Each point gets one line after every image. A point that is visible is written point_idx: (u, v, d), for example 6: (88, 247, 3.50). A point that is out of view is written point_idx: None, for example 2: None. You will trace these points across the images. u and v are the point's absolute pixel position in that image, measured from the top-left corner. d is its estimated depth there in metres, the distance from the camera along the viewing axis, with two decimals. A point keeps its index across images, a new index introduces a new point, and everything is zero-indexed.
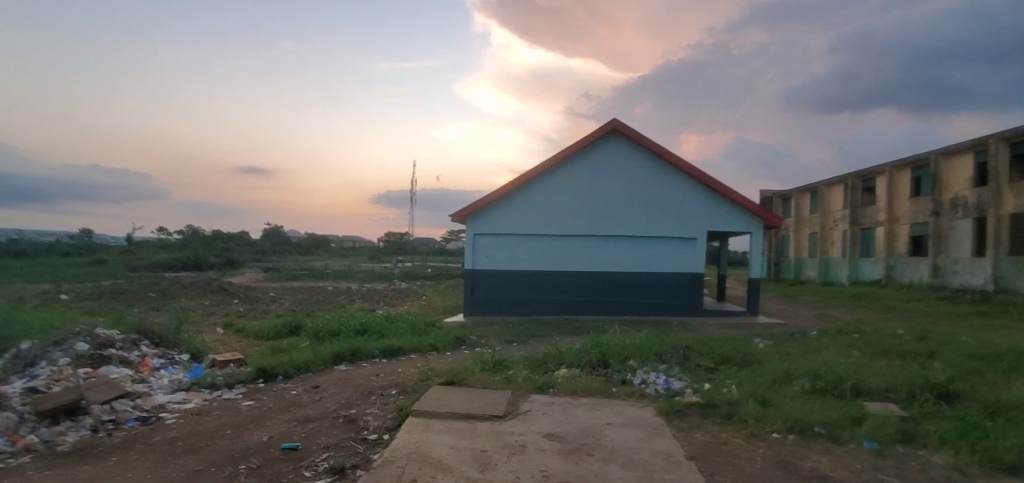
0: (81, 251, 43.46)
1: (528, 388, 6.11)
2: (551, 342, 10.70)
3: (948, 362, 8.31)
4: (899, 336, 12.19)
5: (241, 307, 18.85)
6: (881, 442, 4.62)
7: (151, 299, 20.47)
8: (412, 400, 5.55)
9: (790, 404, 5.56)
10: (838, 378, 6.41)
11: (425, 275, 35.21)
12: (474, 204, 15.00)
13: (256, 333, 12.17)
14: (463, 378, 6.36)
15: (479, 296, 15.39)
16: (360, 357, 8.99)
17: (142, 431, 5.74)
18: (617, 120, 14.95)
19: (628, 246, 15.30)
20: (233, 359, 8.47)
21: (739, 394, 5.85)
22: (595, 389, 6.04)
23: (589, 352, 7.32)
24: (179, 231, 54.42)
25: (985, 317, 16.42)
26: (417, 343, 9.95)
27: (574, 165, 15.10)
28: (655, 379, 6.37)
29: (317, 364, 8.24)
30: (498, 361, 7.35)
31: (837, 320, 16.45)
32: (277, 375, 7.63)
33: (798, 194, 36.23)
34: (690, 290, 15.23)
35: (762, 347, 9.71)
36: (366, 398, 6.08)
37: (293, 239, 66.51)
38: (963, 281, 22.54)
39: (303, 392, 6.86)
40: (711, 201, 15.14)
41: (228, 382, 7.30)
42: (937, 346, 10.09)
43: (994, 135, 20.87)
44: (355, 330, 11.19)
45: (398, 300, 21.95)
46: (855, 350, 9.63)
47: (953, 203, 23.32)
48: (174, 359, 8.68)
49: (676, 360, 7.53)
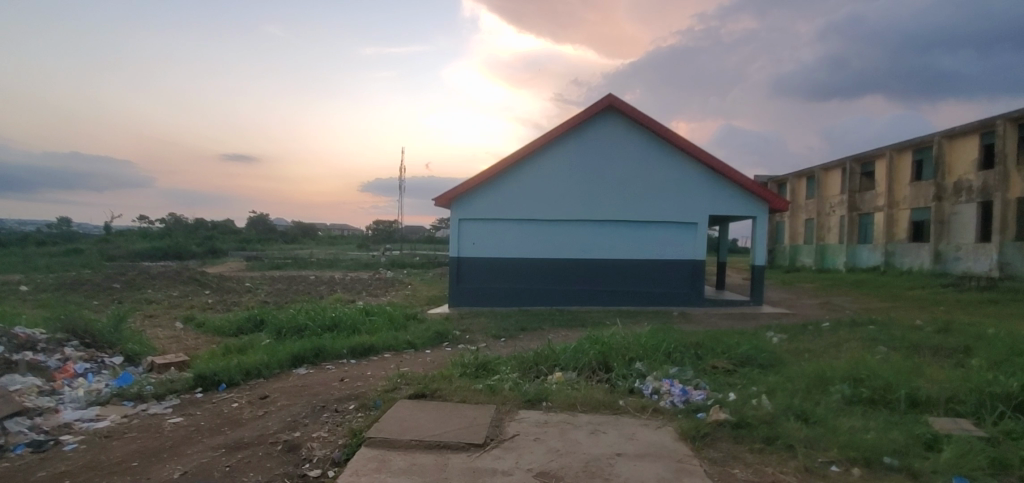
0: (58, 240, 41.72)
1: (516, 401, 4.99)
2: (541, 338, 9.65)
3: (991, 361, 7.35)
4: (917, 327, 11.27)
5: (210, 298, 17.57)
6: (972, 478, 3.61)
7: (114, 290, 19.13)
8: (370, 421, 4.40)
9: (840, 422, 4.51)
10: (886, 384, 5.41)
11: (412, 263, 33.97)
12: (460, 187, 13.81)
13: (216, 329, 10.99)
14: (437, 389, 5.23)
15: (465, 286, 14.27)
16: (325, 358, 7.84)
17: (30, 462, 4.55)
18: (611, 94, 13.80)
19: (624, 232, 14.21)
20: (174, 363, 7.35)
21: (773, 407, 4.79)
22: (598, 402, 4.93)
23: (587, 352, 6.23)
24: (162, 218, 52.61)
25: (996, 305, 15.61)
26: (392, 340, 8.82)
27: (566, 145, 13.94)
28: (670, 388, 5.28)
29: (270, 367, 7.07)
30: (480, 363, 6.27)
31: (845, 309, 15.56)
32: (219, 382, 6.44)
33: (794, 180, 35.33)
34: (690, 278, 14.20)
35: (777, 342, 8.73)
36: (317, 416, 4.92)
37: (280, 227, 64.81)
38: (966, 267, 21.76)
39: (246, 405, 5.69)
40: (714, 183, 14.07)
41: (157, 393, 6.10)
42: (969, 340, 9.18)
43: (1001, 116, 19.99)
44: (324, 324, 10.02)
45: (382, 290, 20.85)
46: (881, 346, 8.65)
47: (957, 187, 22.51)
48: (104, 362, 7.51)
49: (687, 361, 6.49)
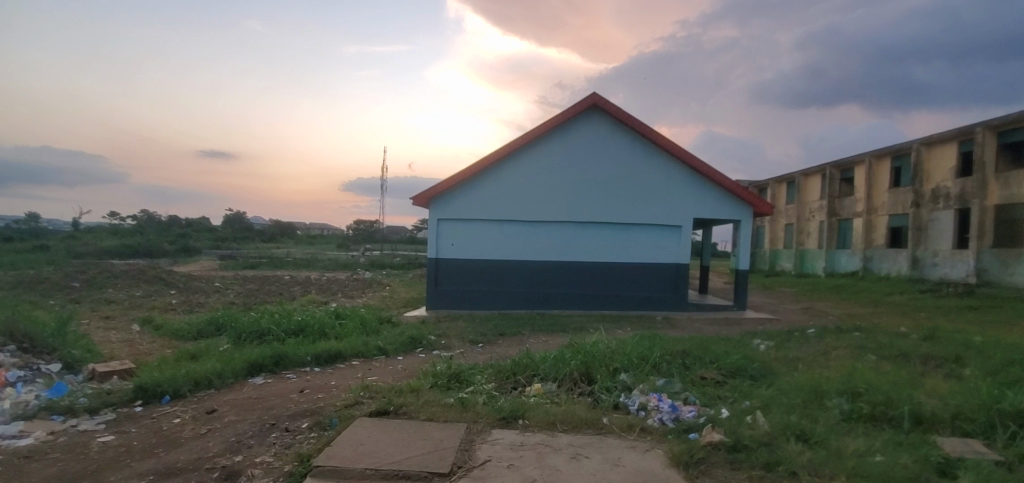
0: (23, 235, 39.95)
1: (490, 418, 4.49)
2: (521, 344, 9.19)
3: (985, 372, 7.10)
4: (904, 334, 11.08)
5: (175, 299, 16.71)
6: None
7: (73, 289, 18.11)
8: (321, 444, 3.88)
9: (845, 443, 4.12)
10: (887, 399, 5.09)
11: (391, 264, 33.24)
12: (439, 185, 13.29)
13: (174, 332, 10.30)
14: (402, 406, 4.70)
15: (444, 288, 13.75)
16: (286, 366, 7.27)
17: None
18: (595, 93, 13.42)
19: (607, 234, 13.82)
20: (118, 371, 6.70)
21: (769, 426, 4.37)
22: (581, 420, 4.46)
23: (568, 362, 5.78)
24: (134, 215, 50.89)
25: (976, 312, 15.61)
26: (360, 346, 8.27)
27: (549, 145, 13.52)
28: (658, 404, 4.84)
29: (223, 377, 6.49)
30: (453, 374, 5.77)
31: (828, 315, 15.43)
32: (163, 394, 5.84)
33: (774, 185, 35.50)
34: (674, 282, 13.86)
35: (765, 350, 8.40)
36: (265, 436, 4.37)
37: (257, 226, 63.22)
38: (943, 273, 21.88)
39: (189, 421, 5.10)
40: (699, 186, 13.76)
41: (91, 407, 5.45)
42: (958, 348, 8.98)
43: (980, 124, 20.12)
44: (289, 329, 9.40)
45: (358, 291, 20.18)
46: (870, 354, 8.38)
47: (934, 193, 22.66)
48: (39, 370, 6.81)
49: (674, 371, 6.05)
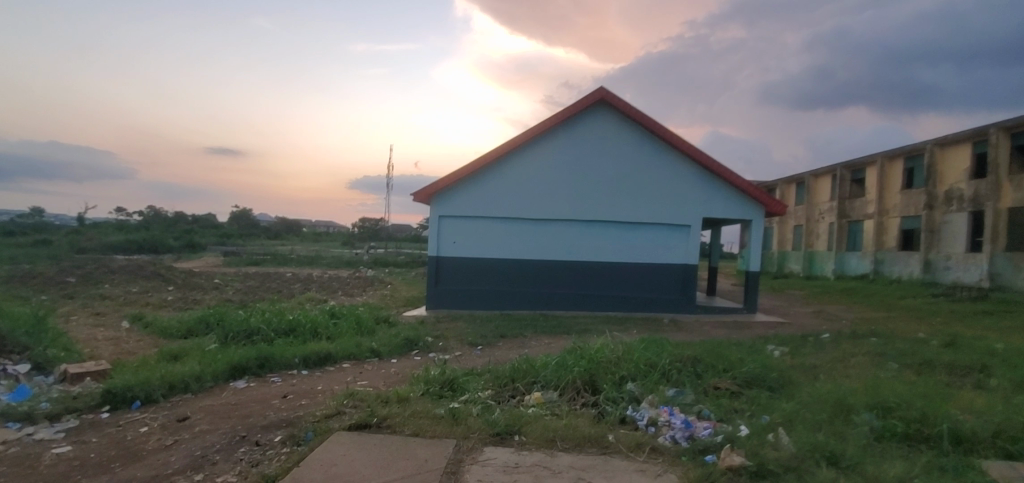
0: (28, 229, 39.81)
1: (484, 433, 4.04)
2: (522, 347, 8.72)
3: (1016, 384, 6.59)
4: (922, 341, 10.53)
5: (171, 295, 16.37)
6: None
7: (69, 285, 17.79)
8: (291, 464, 3.46)
9: (879, 468, 3.65)
10: (921, 415, 4.62)
11: (396, 262, 32.84)
12: (442, 182, 12.86)
13: (163, 329, 9.91)
14: (387, 418, 4.25)
15: (445, 287, 13.32)
16: (272, 368, 6.85)
17: None
18: (603, 88, 12.95)
19: (614, 233, 13.35)
20: (91, 372, 6.30)
21: (794, 447, 3.89)
22: (584, 437, 4.00)
23: (571, 369, 5.33)
24: (140, 211, 50.78)
25: (993, 317, 15.02)
26: (352, 348, 7.84)
27: (555, 141, 13.06)
28: (670, 419, 4.37)
29: (202, 381, 6.07)
30: (447, 381, 5.32)
31: (842, 319, 14.89)
32: (134, 399, 5.44)
33: (783, 185, 34.89)
34: (681, 283, 13.36)
35: (779, 357, 7.92)
36: (232, 452, 3.94)
37: (263, 222, 63.05)
38: (956, 277, 21.25)
39: (156, 430, 4.69)
40: (709, 185, 13.26)
41: (52, 413, 5.05)
42: (982, 356, 8.45)
43: (994, 124, 19.52)
44: (280, 329, 8.98)
45: (359, 289, 19.79)
46: (892, 362, 7.88)
47: (948, 195, 22.03)
48: (6, 371, 6.41)
49: (686, 380, 5.59)
